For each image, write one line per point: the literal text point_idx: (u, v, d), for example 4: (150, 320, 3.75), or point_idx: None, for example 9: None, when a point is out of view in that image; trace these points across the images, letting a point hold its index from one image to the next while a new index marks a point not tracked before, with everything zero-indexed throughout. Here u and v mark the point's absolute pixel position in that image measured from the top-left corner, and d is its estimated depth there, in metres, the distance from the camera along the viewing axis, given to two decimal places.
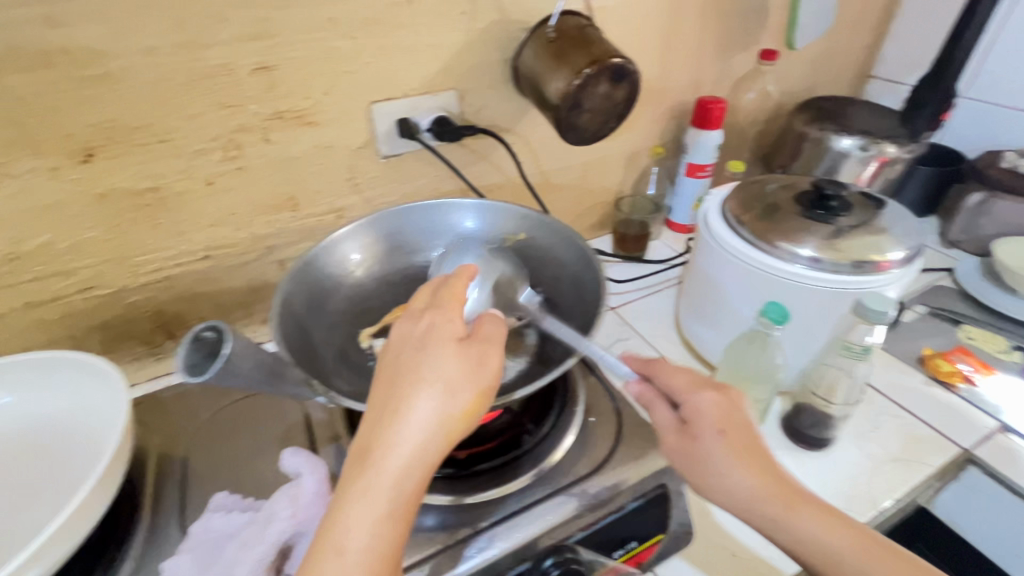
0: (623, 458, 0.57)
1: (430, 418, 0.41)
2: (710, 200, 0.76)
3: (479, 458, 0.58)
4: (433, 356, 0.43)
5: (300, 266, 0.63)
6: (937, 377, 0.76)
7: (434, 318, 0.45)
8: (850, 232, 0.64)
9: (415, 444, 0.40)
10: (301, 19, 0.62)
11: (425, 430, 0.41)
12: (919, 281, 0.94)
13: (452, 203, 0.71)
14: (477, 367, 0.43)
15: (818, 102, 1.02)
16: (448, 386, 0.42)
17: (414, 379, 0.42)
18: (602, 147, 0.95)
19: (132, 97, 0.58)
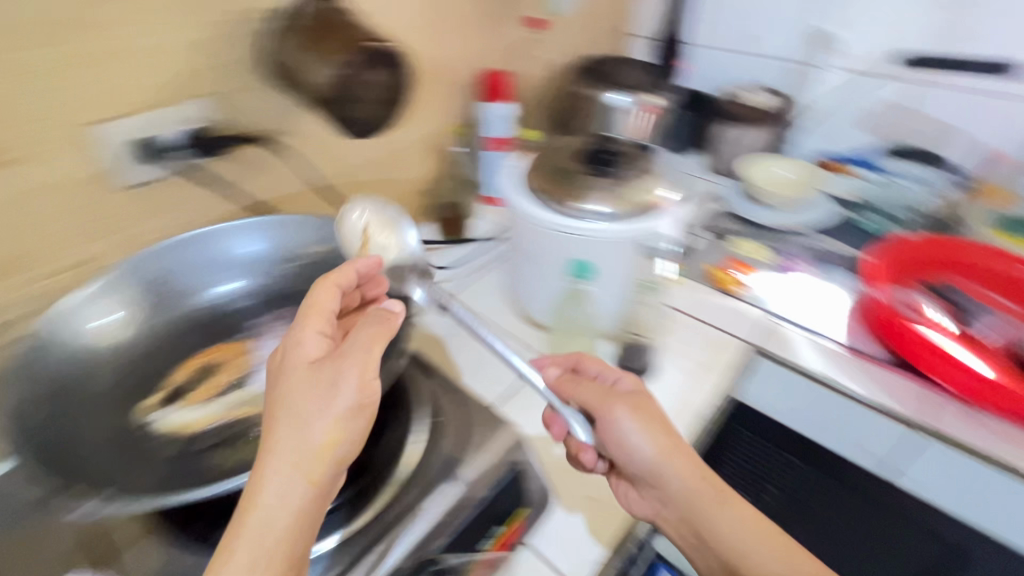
0: (474, 449, 0.57)
1: (301, 446, 0.41)
2: (508, 173, 0.77)
3: None
4: (298, 387, 0.44)
5: (31, 353, 0.50)
6: (720, 287, 0.89)
7: (296, 345, 0.47)
8: (629, 181, 0.71)
9: (292, 474, 0.41)
10: None
11: (298, 459, 0.41)
12: (699, 209, 1.08)
13: (223, 229, 0.63)
14: (343, 385, 0.44)
15: (586, 64, 1.10)
16: (316, 410, 0.43)
17: (283, 411, 0.43)
18: (398, 135, 0.91)
19: None
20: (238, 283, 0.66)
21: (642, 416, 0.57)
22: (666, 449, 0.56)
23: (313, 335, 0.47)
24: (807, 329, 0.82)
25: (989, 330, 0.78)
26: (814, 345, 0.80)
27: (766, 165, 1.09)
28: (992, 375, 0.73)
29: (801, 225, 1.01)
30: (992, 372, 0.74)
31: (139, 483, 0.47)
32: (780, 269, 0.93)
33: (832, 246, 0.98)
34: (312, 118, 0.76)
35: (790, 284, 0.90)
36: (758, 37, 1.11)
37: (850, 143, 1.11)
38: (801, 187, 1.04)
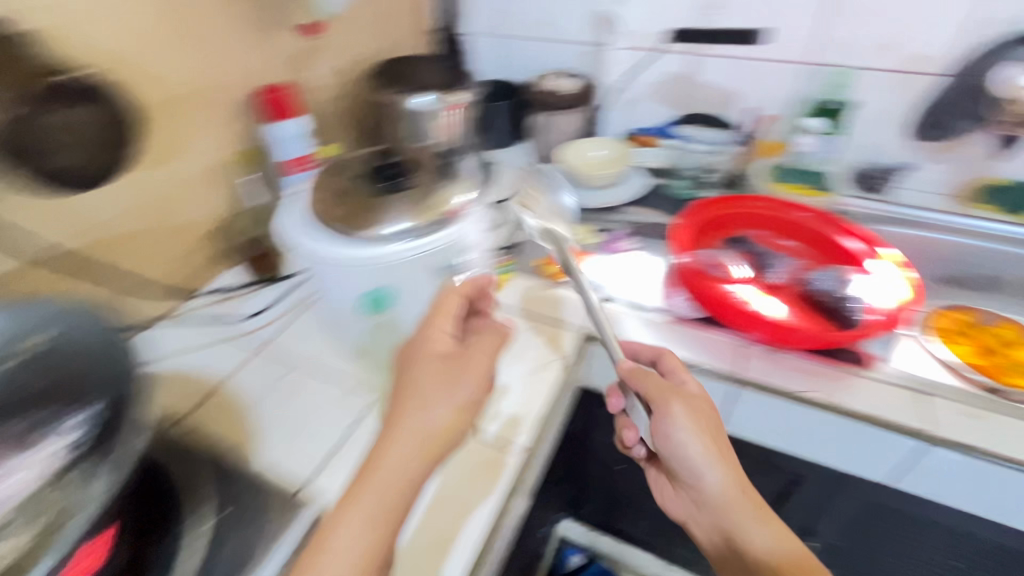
0: None
1: (424, 426, 0.54)
2: (284, 209, 0.69)
3: None
4: (427, 369, 0.58)
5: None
6: (551, 278, 0.89)
7: (436, 332, 0.61)
8: (420, 194, 0.66)
9: (379, 479, 0.51)
10: None
11: (416, 439, 0.54)
12: (526, 200, 1.08)
13: None
14: (467, 364, 0.59)
15: (383, 66, 1.03)
16: (440, 391, 0.56)
17: (425, 399, 0.55)
18: (161, 176, 0.78)
19: None
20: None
21: (694, 417, 0.59)
22: (708, 455, 0.58)
23: (437, 335, 0.61)
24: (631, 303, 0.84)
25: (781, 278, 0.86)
26: (638, 320, 0.81)
27: (581, 148, 1.12)
28: (789, 317, 0.80)
29: (621, 201, 1.04)
30: (788, 314, 0.81)
31: None
32: (604, 249, 0.95)
33: (649, 216, 1.02)
34: (13, 177, 0.61)
35: (615, 262, 0.92)
36: (552, 23, 1.13)
37: (654, 116, 1.17)
38: (614, 164, 1.08)
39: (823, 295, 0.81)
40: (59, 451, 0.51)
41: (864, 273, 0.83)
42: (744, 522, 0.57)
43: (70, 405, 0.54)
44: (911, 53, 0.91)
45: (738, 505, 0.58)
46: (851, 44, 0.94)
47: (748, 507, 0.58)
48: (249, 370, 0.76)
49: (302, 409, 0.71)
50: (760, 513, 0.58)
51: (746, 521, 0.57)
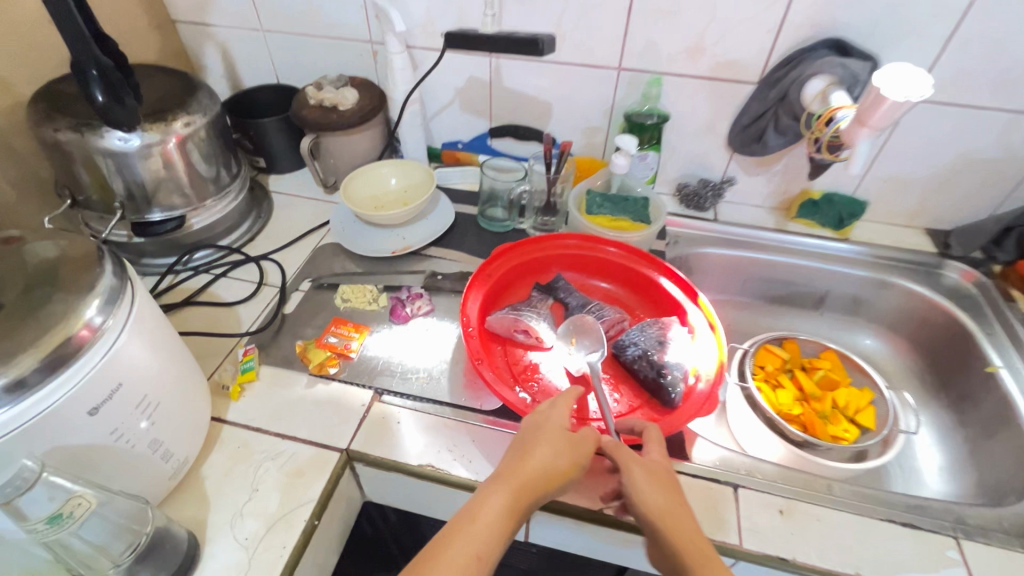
0: None
1: (544, 467, 0.52)
2: None
3: None
4: (548, 428, 0.55)
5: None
6: (314, 370, 0.68)
7: (548, 412, 0.57)
8: (9, 324, 0.42)
9: (493, 511, 0.48)
10: None
11: (533, 475, 0.51)
12: (302, 250, 0.87)
13: None
14: (562, 429, 0.55)
15: (55, 86, 0.72)
16: (557, 444, 0.53)
17: (538, 447, 0.53)
18: None
19: None
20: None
21: (656, 479, 0.52)
22: (663, 500, 0.50)
23: (562, 405, 0.58)
24: (413, 399, 0.66)
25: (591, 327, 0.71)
26: (417, 424, 0.63)
27: (373, 176, 0.91)
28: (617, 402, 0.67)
29: (421, 246, 0.85)
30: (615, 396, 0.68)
31: None
32: (391, 317, 0.76)
33: (452, 264, 0.85)
34: None
35: (404, 336, 0.74)
36: (319, 14, 0.89)
37: (464, 127, 0.99)
38: (418, 196, 0.89)
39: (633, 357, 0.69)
40: None
41: (682, 325, 0.73)
42: (696, 541, 0.48)
43: None
44: (723, 59, 0.79)
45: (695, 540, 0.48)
46: (660, 48, 0.80)
47: (704, 543, 0.48)
48: None
49: None
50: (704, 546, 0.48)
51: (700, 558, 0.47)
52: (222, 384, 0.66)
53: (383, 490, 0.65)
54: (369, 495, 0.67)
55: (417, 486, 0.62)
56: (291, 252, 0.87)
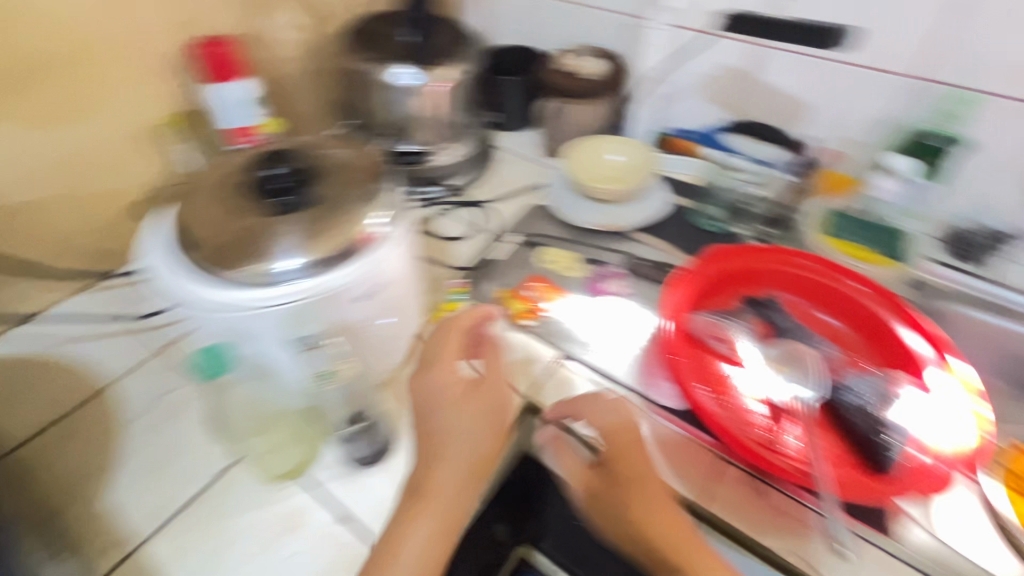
0: None
1: (465, 464, 0.55)
2: (151, 242, 0.53)
3: None
4: (428, 409, 0.58)
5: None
6: (509, 317, 0.73)
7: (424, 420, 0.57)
8: (319, 211, 0.52)
9: (434, 499, 0.53)
10: None
11: (454, 479, 0.54)
12: (517, 205, 0.92)
13: None
14: (438, 428, 0.57)
15: (362, 24, 0.84)
16: (466, 433, 0.57)
17: (440, 443, 0.56)
18: (64, 136, 0.67)
19: None
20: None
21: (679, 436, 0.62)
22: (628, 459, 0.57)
23: (433, 368, 0.59)
24: (596, 371, 0.67)
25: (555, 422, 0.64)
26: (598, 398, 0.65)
27: (597, 147, 0.90)
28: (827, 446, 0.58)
29: (631, 227, 0.85)
30: (826, 438, 0.59)
31: None
32: (588, 288, 0.77)
33: (657, 253, 0.82)
34: None
35: (597, 309, 0.75)
36: None
37: (698, 116, 0.94)
38: (637, 178, 0.87)
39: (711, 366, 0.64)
40: None
41: (920, 387, 0.62)
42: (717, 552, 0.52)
43: None
44: None
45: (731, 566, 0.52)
46: None
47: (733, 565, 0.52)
48: (136, 378, 0.67)
49: (171, 442, 0.61)
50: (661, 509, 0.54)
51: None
52: (432, 305, 0.74)
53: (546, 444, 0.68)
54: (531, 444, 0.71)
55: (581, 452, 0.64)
56: (506, 204, 0.93)
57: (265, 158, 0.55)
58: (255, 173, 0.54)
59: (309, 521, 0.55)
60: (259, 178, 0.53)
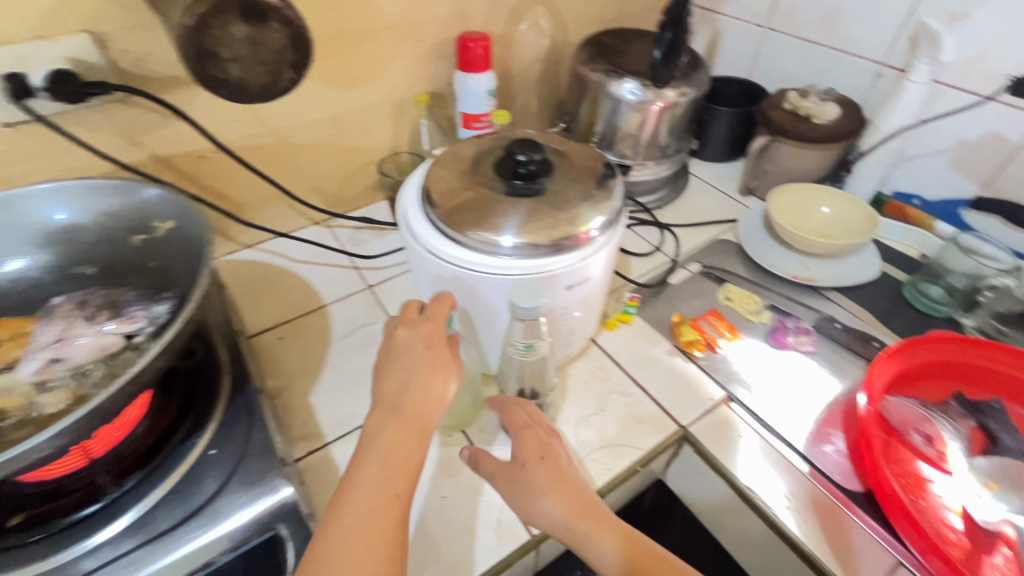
0: (238, 490, 0.47)
1: (375, 436, 0.47)
2: (407, 189, 0.61)
3: (38, 520, 0.43)
4: (398, 367, 0.51)
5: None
6: (680, 345, 0.71)
7: (393, 375, 0.51)
8: (549, 201, 0.57)
9: (370, 454, 0.46)
10: None
11: (391, 448, 0.46)
12: (703, 236, 0.90)
13: (20, 192, 0.51)
14: (410, 394, 0.49)
15: (602, 37, 0.89)
16: (417, 386, 0.50)
17: (402, 403, 0.49)
18: (346, 97, 0.81)
19: None
20: (23, 262, 0.54)
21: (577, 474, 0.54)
22: (369, 508, 0.43)
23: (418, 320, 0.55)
24: (762, 424, 0.63)
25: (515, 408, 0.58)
26: (761, 450, 0.61)
27: (808, 197, 0.86)
28: None
29: (823, 284, 0.79)
30: None
31: None
32: (768, 338, 0.73)
33: (853, 320, 0.75)
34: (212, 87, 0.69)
35: (774, 361, 0.70)
36: (840, 24, 0.86)
37: (938, 185, 0.84)
38: (847, 235, 0.81)
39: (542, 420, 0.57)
40: (117, 335, 0.48)
41: None
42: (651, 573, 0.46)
43: (157, 296, 0.53)
44: None
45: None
46: None
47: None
48: (346, 306, 0.78)
49: (363, 366, 0.71)
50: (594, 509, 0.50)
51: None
52: (606, 313, 0.76)
53: (688, 480, 0.66)
54: (669, 475, 0.69)
55: (729, 500, 0.61)
56: (692, 231, 0.91)
57: (511, 143, 0.61)
58: (502, 155, 0.61)
59: (462, 474, 0.59)
60: (506, 159, 0.59)
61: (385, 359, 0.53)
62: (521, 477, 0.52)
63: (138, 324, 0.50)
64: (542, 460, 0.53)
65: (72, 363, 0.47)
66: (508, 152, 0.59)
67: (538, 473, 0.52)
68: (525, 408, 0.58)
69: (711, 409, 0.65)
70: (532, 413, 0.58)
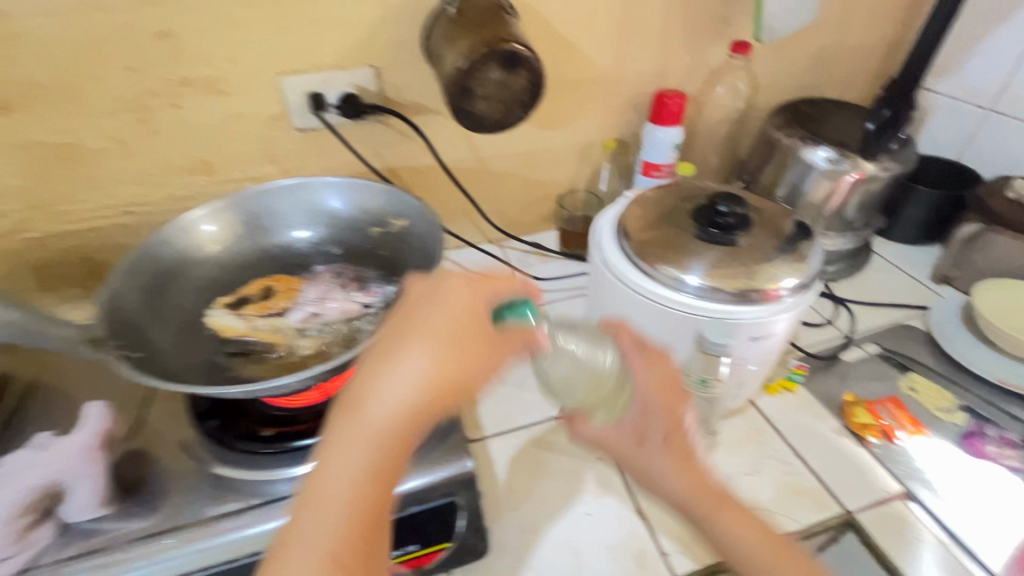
0: (426, 456, 0.53)
1: (331, 452, 0.38)
2: (603, 219, 0.67)
3: (283, 436, 0.54)
4: (382, 347, 0.40)
5: (139, 247, 0.59)
6: (852, 427, 0.67)
7: (365, 376, 0.39)
8: (744, 253, 0.59)
9: (330, 478, 0.38)
10: (201, 14, 0.66)
11: (349, 486, 0.38)
12: (885, 317, 0.84)
13: (313, 182, 0.66)
14: (384, 393, 0.38)
15: (800, 104, 0.90)
16: (395, 386, 0.38)
17: (365, 405, 0.38)
18: (545, 135, 0.91)
19: (61, 59, 0.65)
20: (306, 234, 0.68)
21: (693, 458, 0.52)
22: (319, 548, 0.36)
23: (429, 290, 0.42)
24: (947, 533, 0.57)
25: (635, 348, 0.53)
26: (939, 559, 0.55)
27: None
28: None
29: None
30: None
31: (155, 346, 0.54)
32: (960, 442, 0.66)
33: None
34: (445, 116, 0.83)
35: (963, 466, 0.63)
36: None
37: None
38: None
39: (670, 371, 0.53)
40: (357, 304, 0.60)
41: None
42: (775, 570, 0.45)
43: (388, 277, 0.64)
44: None
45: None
46: None
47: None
48: None
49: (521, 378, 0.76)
50: (721, 502, 0.49)
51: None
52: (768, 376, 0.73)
53: None
54: None
55: None
56: (873, 310, 0.85)
57: (712, 194, 0.65)
58: (702, 203, 0.64)
59: (608, 497, 0.61)
60: (707, 208, 0.62)
61: (370, 347, 0.41)
62: (641, 457, 0.53)
63: (372, 298, 0.61)
64: (666, 439, 0.52)
65: (324, 318, 0.59)
66: (709, 201, 0.62)
67: (657, 447, 0.53)
68: (649, 365, 0.53)
69: (887, 505, 0.60)
70: (655, 364, 0.53)
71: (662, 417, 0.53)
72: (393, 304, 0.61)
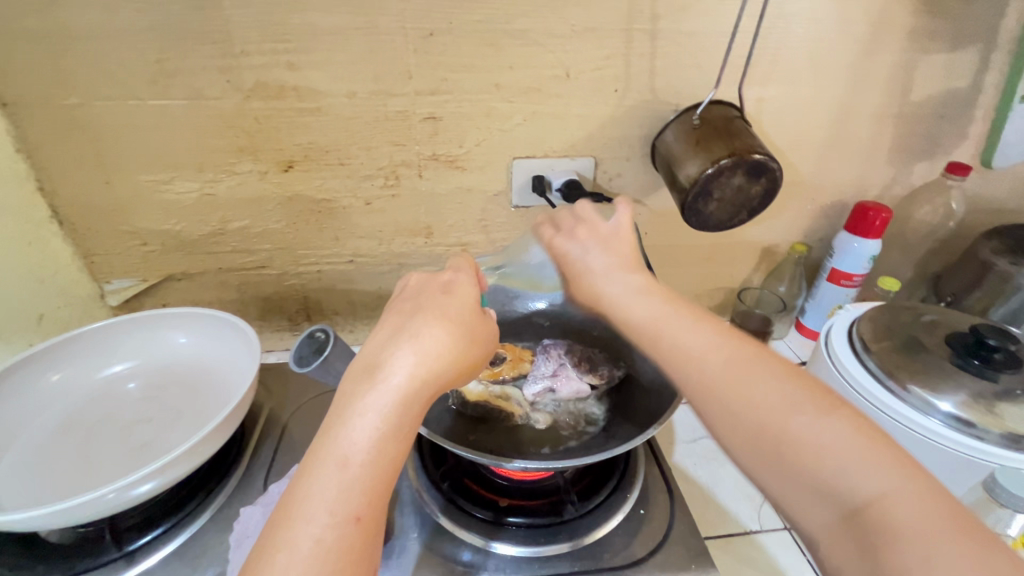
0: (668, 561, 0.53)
1: (348, 408, 0.40)
2: (839, 322, 0.69)
3: (518, 510, 0.56)
4: (393, 326, 0.44)
5: None
6: None
7: (380, 349, 0.43)
8: (1013, 394, 0.55)
9: (342, 438, 0.39)
10: (466, 102, 0.74)
11: (368, 445, 0.39)
12: None
13: None
14: (406, 366, 0.41)
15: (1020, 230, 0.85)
16: (415, 353, 0.42)
17: (383, 368, 0.41)
18: (732, 232, 0.92)
19: (342, 130, 0.74)
20: (544, 304, 0.73)
21: (601, 260, 0.58)
22: (332, 508, 0.37)
23: (431, 281, 0.49)
24: None
25: (553, 223, 0.65)
26: None
27: None
28: None
29: None
30: None
31: None
32: None
33: None
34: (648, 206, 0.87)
35: None
36: None
37: None
38: None
39: (577, 224, 0.62)
40: (588, 384, 0.62)
41: None
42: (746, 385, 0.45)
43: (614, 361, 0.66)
44: None
45: (830, 440, 0.40)
46: None
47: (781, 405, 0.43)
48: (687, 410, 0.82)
49: (710, 479, 0.72)
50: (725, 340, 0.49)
51: (779, 407, 0.43)
52: None
53: None
54: None
55: None
56: None
57: (977, 325, 0.62)
58: (964, 333, 0.62)
59: None
60: (971, 338, 0.59)
61: (389, 324, 0.45)
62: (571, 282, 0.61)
63: (601, 381, 0.62)
64: (579, 258, 0.60)
65: (559, 398, 0.61)
66: (975, 332, 0.60)
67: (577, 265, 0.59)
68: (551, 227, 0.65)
69: None
70: (563, 225, 0.63)
71: (571, 248, 0.61)
72: (620, 390, 0.63)
